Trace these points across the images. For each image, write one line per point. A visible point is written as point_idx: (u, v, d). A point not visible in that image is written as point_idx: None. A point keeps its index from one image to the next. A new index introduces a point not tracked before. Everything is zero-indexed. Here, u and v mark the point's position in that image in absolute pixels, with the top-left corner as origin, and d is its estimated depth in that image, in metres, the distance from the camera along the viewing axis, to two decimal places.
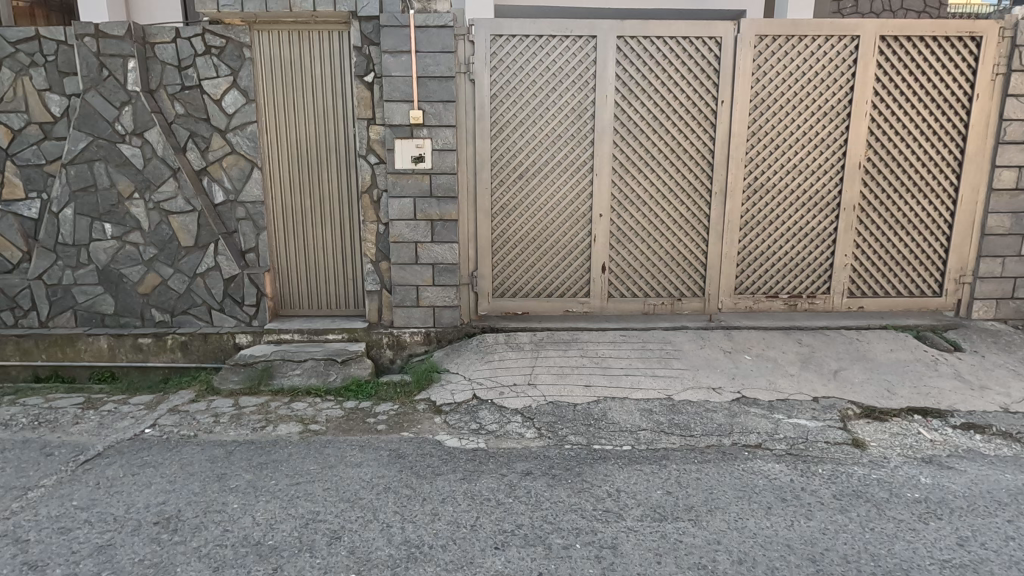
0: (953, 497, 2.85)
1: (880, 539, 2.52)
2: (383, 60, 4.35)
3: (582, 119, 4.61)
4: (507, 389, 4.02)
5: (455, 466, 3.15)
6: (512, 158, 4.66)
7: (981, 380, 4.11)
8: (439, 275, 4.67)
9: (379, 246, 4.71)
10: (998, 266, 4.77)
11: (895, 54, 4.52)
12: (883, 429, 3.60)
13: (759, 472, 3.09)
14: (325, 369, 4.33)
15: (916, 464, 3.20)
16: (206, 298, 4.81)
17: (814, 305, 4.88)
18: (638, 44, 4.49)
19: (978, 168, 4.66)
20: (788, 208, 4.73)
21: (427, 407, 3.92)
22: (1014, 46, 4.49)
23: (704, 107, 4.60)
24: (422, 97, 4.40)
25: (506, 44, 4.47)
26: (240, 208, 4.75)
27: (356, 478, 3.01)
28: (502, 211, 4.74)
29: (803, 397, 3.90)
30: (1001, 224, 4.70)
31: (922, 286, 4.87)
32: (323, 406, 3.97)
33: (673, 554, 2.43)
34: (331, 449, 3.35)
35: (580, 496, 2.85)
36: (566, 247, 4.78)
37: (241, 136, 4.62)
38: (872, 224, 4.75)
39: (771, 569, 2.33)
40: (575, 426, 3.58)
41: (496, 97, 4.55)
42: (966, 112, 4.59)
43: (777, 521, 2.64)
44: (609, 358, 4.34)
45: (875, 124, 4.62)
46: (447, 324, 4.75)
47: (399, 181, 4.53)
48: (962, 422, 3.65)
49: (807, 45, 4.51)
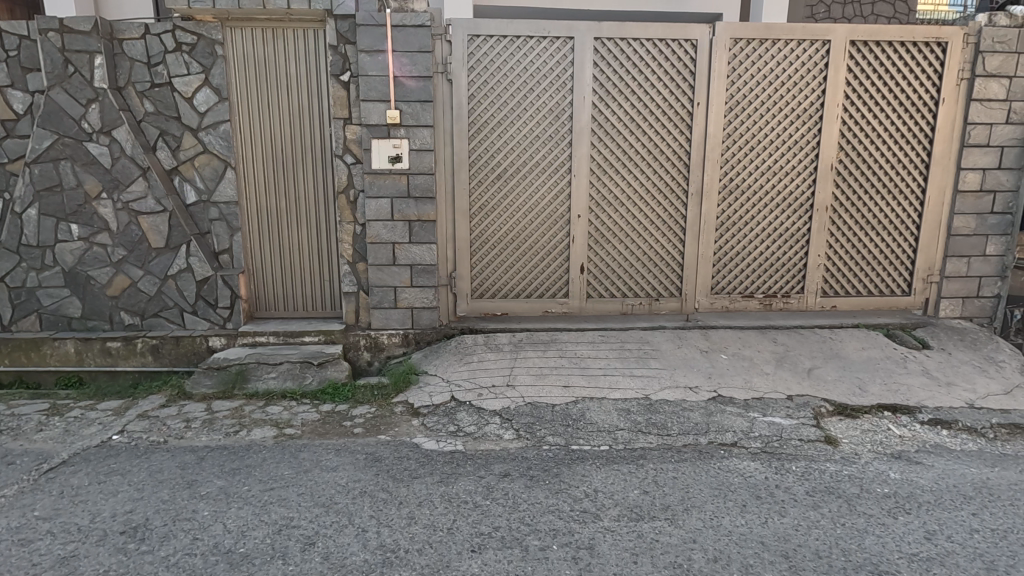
0: (920, 492, 2.92)
1: (851, 534, 2.56)
2: (359, 59, 4.30)
3: (560, 120, 4.62)
4: (486, 390, 4.00)
5: (432, 469, 3.12)
6: (490, 158, 4.64)
7: (948, 376, 4.23)
8: (417, 276, 4.64)
9: (356, 246, 4.66)
10: (964, 266, 4.90)
11: (865, 59, 4.62)
12: (854, 426, 3.68)
13: (734, 470, 3.13)
14: (301, 372, 4.26)
15: (886, 460, 3.27)
16: (178, 300, 4.70)
17: (789, 305, 4.95)
18: (615, 45, 4.52)
19: (944, 171, 4.79)
20: (762, 208, 4.80)
21: (404, 410, 3.89)
22: (977, 52, 4.62)
23: (681, 109, 4.64)
24: (399, 97, 4.37)
25: (484, 45, 4.45)
26: (213, 208, 4.65)
27: (332, 482, 2.97)
28: (480, 212, 4.72)
29: (777, 396, 3.95)
30: (966, 225, 4.83)
31: (892, 285, 4.98)
32: (299, 410, 3.91)
33: (649, 553, 2.44)
34: (306, 453, 3.30)
35: (558, 497, 2.85)
36: (545, 247, 4.78)
37: (213, 135, 4.53)
38: (844, 225, 4.85)
39: (746, 566, 2.36)
40: (554, 427, 3.59)
41: (475, 97, 4.53)
42: (933, 116, 4.71)
43: (751, 518, 2.68)
44: (588, 358, 4.36)
45: (846, 126, 4.71)
46: (425, 325, 4.72)
47: (376, 182, 4.48)
48: (929, 418, 3.74)
49: (781, 49, 4.58)
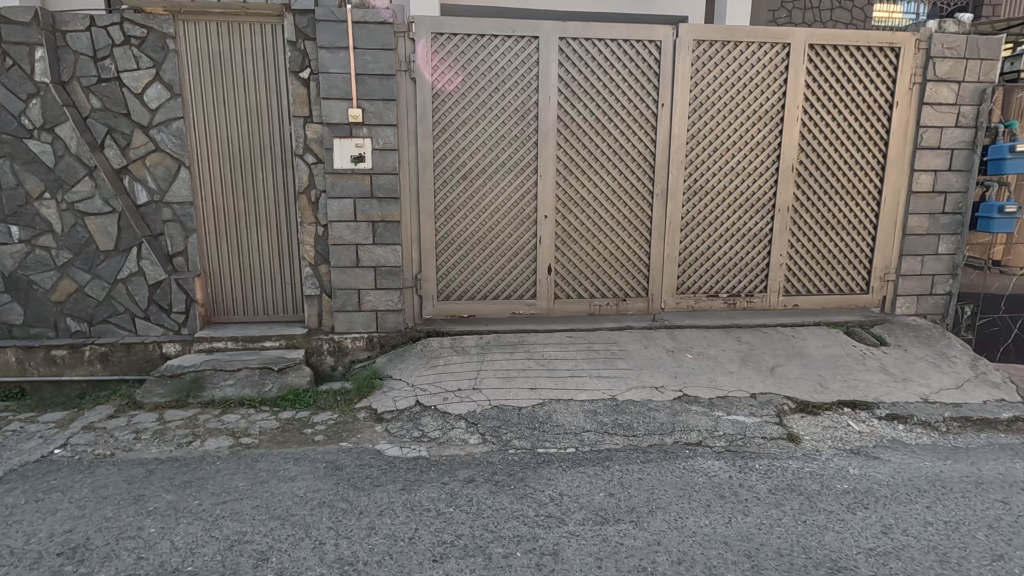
0: (878, 487, 2.98)
1: (812, 531, 2.59)
2: (319, 56, 4.18)
3: (525, 120, 4.58)
4: (452, 394, 3.92)
5: (395, 476, 3.04)
6: (455, 158, 4.58)
7: (904, 372, 4.35)
8: (382, 278, 4.55)
9: (317, 248, 4.53)
10: (918, 264, 5.05)
11: (823, 62, 4.72)
12: (816, 423, 3.74)
13: (699, 469, 3.14)
14: (260, 378, 4.12)
15: (845, 456, 3.33)
16: (129, 305, 4.50)
17: (752, 304, 5.03)
18: (579, 45, 4.51)
19: (899, 172, 4.92)
20: (725, 208, 4.86)
21: (368, 416, 3.79)
22: (928, 57, 4.77)
23: (646, 110, 4.66)
24: (361, 95, 4.27)
25: (448, 43, 4.39)
26: (166, 209, 4.46)
27: (289, 493, 2.86)
28: (446, 212, 4.65)
29: (741, 394, 3.98)
30: (920, 225, 4.98)
31: (852, 284, 5.10)
32: (257, 418, 3.77)
33: (613, 557, 2.41)
34: (263, 463, 3.18)
35: (522, 502, 2.81)
36: (513, 248, 4.74)
37: (165, 133, 4.35)
38: (804, 225, 4.95)
39: (709, 567, 2.35)
40: (520, 430, 3.54)
41: (439, 96, 4.46)
42: (888, 118, 4.84)
43: (714, 518, 2.68)
44: (556, 360, 4.32)
45: (806, 128, 4.81)
46: (391, 328, 4.63)
47: (338, 182, 4.37)
48: (887, 413, 3.84)
49: (742, 51, 4.65)
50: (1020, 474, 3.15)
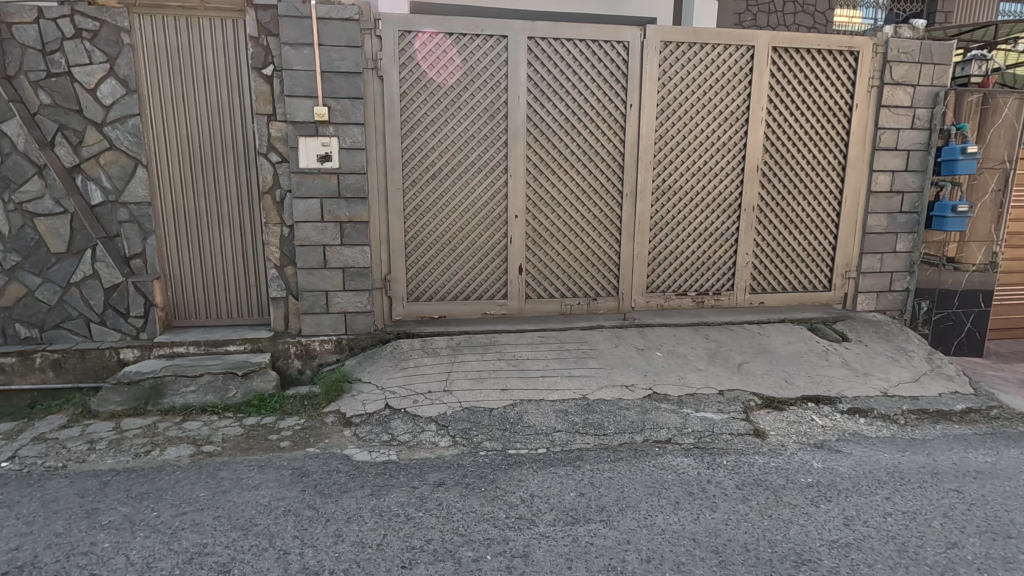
0: (841, 479, 3.06)
1: (777, 525, 2.64)
2: (283, 52, 4.08)
3: (495, 119, 4.56)
4: (422, 396, 3.87)
5: (363, 482, 2.99)
6: (424, 158, 4.53)
7: (865, 367, 4.48)
8: (350, 280, 4.47)
9: (283, 249, 4.42)
10: (877, 262, 5.21)
11: (785, 65, 4.83)
12: (781, 418, 3.82)
13: (668, 466, 3.17)
14: (224, 384, 4.00)
15: (809, 450, 3.41)
16: (84, 309, 4.31)
17: (720, 302, 5.11)
18: (548, 45, 4.50)
19: (859, 172, 5.06)
20: (693, 208, 4.93)
21: (336, 420, 3.72)
22: (886, 61, 4.92)
23: (615, 110, 4.69)
24: (326, 93, 4.18)
25: (416, 41, 4.34)
26: (123, 209, 4.29)
27: (252, 502, 2.78)
28: (415, 212, 4.59)
29: (709, 391, 4.04)
30: (879, 224, 5.13)
31: (815, 281, 5.22)
32: (220, 425, 3.66)
33: (584, 557, 2.41)
34: (226, 472, 3.08)
35: (493, 504, 2.79)
36: (483, 248, 4.71)
37: (121, 130, 4.18)
38: (769, 225, 5.05)
39: (677, 564, 2.37)
40: (491, 432, 3.52)
41: (407, 95, 4.41)
42: (848, 120, 4.97)
43: (683, 515, 2.71)
44: (527, 360, 4.31)
45: (770, 129, 4.91)
46: (360, 330, 4.55)
47: (303, 182, 4.27)
48: (849, 407, 3.95)
49: (708, 53, 4.72)
50: (973, 464, 3.27)
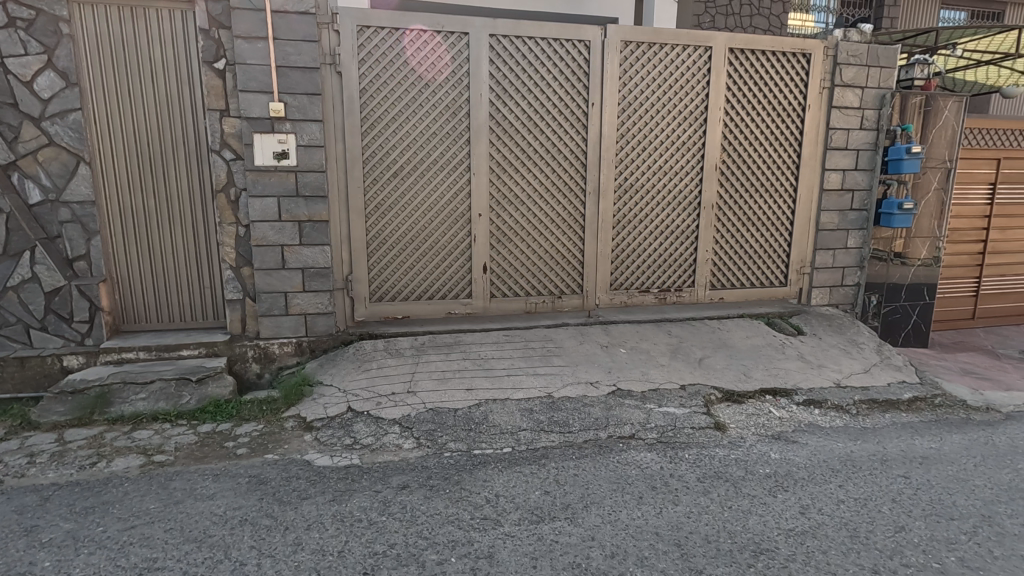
0: (796, 469, 3.15)
1: (736, 516, 2.70)
2: (235, 46, 3.94)
3: (457, 117, 4.51)
4: (385, 398, 3.81)
5: (324, 487, 2.92)
6: (385, 156, 4.45)
7: (819, 359, 4.64)
8: (310, 281, 4.36)
9: (239, 249, 4.28)
10: (830, 258, 5.39)
11: (741, 66, 4.95)
12: (741, 411, 3.92)
13: (632, 462, 3.21)
14: (177, 391, 3.84)
15: (767, 441, 3.51)
16: (23, 315, 4.08)
17: (681, 298, 5.21)
18: (510, 43, 4.49)
19: (812, 171, 5.23)
20: (654, 206, 5.00)
21: (296, 425, 3.62)
22: (836, 64, 5.09)
23: (576, 109, 4.72)
24: (282, 88, 4.07)
25: (375, 36, 4.25)
26: (64, 208, 4.05)
27: (207, 513, 2.68)
28: (377, 211, 4.51)
29: (672, 385, 4.11)
30: (831, 221, 5.32)
31: (772, 277, 5.37)
32: (173, 433, 3.51)
33: (548, 556, 2.41)
34: (178, 482, 2.96)
35: (458, 505, 2.76)
36: (447, 247, 4.67)
37: (60, 125, 3.94)
38: (727, 222, 5.17)
39: (641, 559, 2.39)
40: (456, 432, 3.49)
41: (367, 91, 4.32)
42: (801, 121, 5.13)
43: (646, 510, 2.74)
44: (492, 359, 4.29)
45: (727, 129, 5.02)
46: (321, 332, 4.45)
47: (260, 180, 4.14)
48: (804, 398, 4.08)
49: (668, 53, 4.79)
50: (919, 450, 3.43)
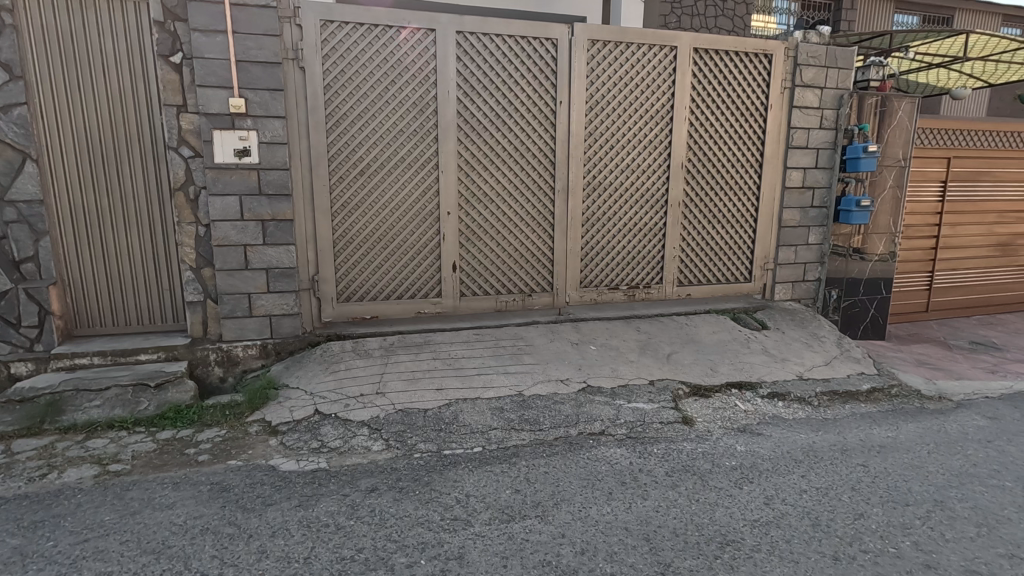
0: (761, 461, 3.22)
1: (704, 509, 2.74)
2: (192, 39, 3.82)
3: (425, 114, 4.46)
4: (353, 400, 3.74)
5: (290, 493, 2.85)
6: (351, 153, 4.37)
7: (783, 353, 4.76)
8: (275, 281, 4.26)
9: (199, 249, 4.15)
10: (792, 254, 5.54)
11: (705, 66, 5.03)
12: (708, 405, 3.99)
13: (601, 458, 3.23)
14: (134, 397, 3.70)
15: (733, 434, 3.58)
16: None
17: (650, 295, 5.27)
18: (477, 40, 4.46)
19: (774, 169, 5.36)
20: (623, 203, 5.04)
21: (260, 429, 3.53)
22: (796, 64, 5.22)
23: (545, 107, 4.72)
24: (243, 83, 3.96)
25: (339, 31, 4.17)
26: (9, 208, 3.85)
27: (166, 523, 2.59)
28: (343, 210, 4.42)
29: (641, 381, 4.16)
30: (793, 218, 5.46)
31: (737, 273, 5.48)
32: (129, 441, 3.38)
33: (519, 554, 2.40)
34: (135, 492, 2.85)
35: (427, 507, 2.73)
36: (416, 246, 4.62)
37: (4, 120, 3.74)
38: (694, 219, 5.25)
39: (611, 554, 2.41)
40: (426, 433, 3.46)
41: (331, 87, 4.23)
42: (764, 120, 5.24)
43: (616, 505, 2.76)
44: (462, 359, 4.26)
45: (693, 128, 5.10)
46: (287, 334, 4.35)
47: (220, 178, 4.02)
48: (768, 391, 4.18)
49: (634, 52, 4.83)
50: (877, 439, 3.54)
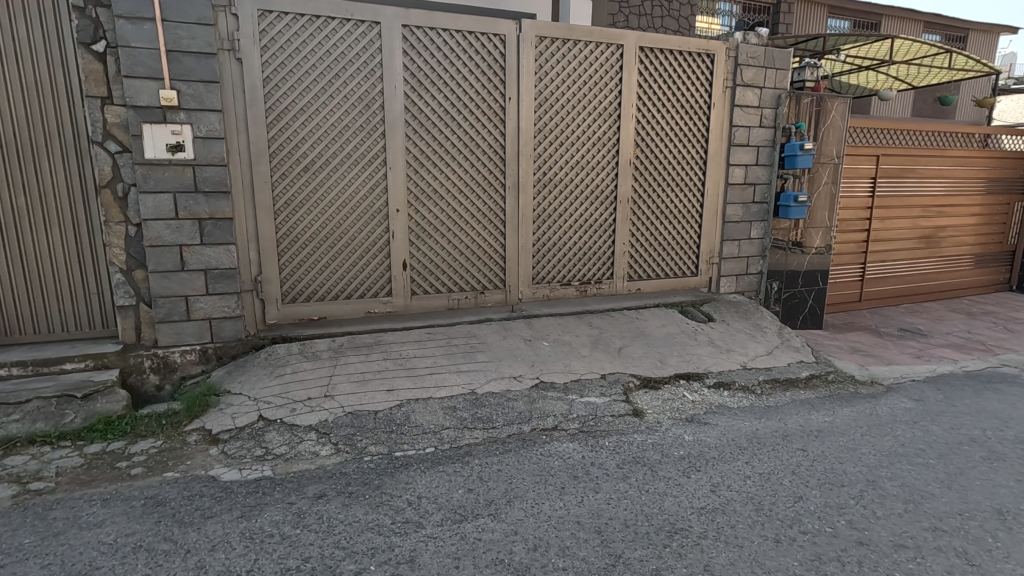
0: (707, 449, 3.32)
1: (653, 499, 2.79)
2: (116, 27, 3.59)
3: (371, 109, 4.35)
4: (300, 404, 3.62)
5: (231, 504, 2.72)
6: (294, 149, 4.21)
7: (728, 344, 4.92)
8: (214, 283, 4.07)
9: (130, 250, 3.91)
10: (736, 249, 5.73)
11: (651, 65, 5.13)
12: (657, 397, 4.08)
13: (554, 453, 3.25)
14: (58, 409, 3.45)
15: (681, 425, 3.67)
16: None
17: (601, 290, 5.33)
18: (424, 34, 4.38)
19: (718, 166, 5.52)
20: (573, 199, 5.08)
21: (200, 438, 3.36)
22: (737, 64, 5.40)
23: (494, 103, 4.70)
24: (175, 74, 3.75)
25: (278, 22, 4.01)
26: None
27: (93, 543, 2.42)
28: (286, 207, 4.26)
29: (593, 375, 4.21)
30: (736, 213, 5.64)
31: (684, 267, 5.62)
32: (53, 456, 3.15)
33: (471, 554, 2.38)
34: (58, 511, 2.66)
35: (378, 511, 2.67)
36: (364, 244, 4.50)
37: None
38: (642, 215, 5.35)
39: (563, 549, 2.42)
40: (376, 436, 3.38)
41: (270, 80, 4.06)
42: (707, 118, 5.39)
43: (568, 500, 2.78)
44: (414, 358, 4.19)
45: (640, 125, 5.19)
46: (228, 338, 4.17)
47: (151, 174, 3.80)
48: (714, 381, 4.31)
49: (582, 50, 4.87)
50: (815, 424, 3.71)
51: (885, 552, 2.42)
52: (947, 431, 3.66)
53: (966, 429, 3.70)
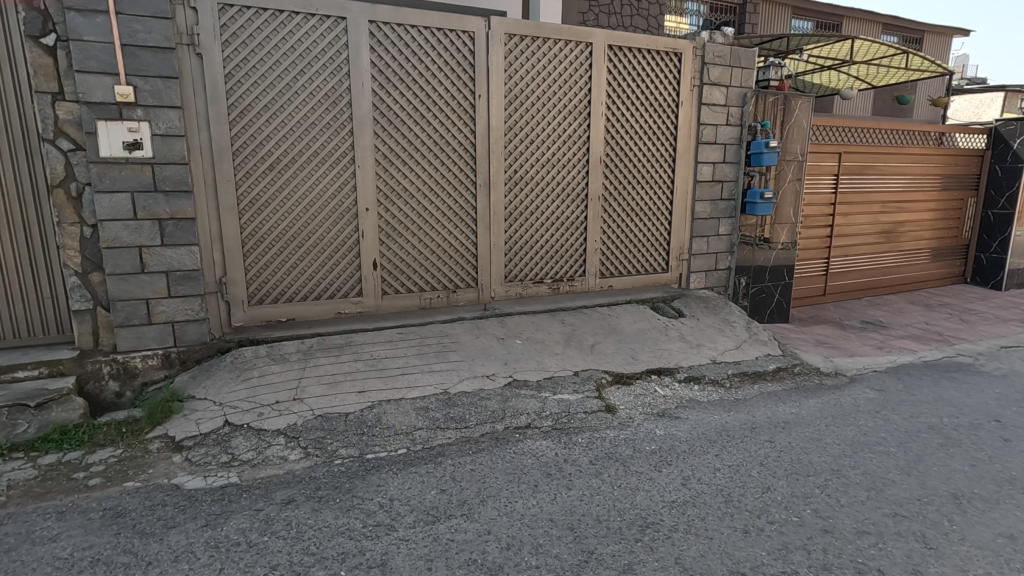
0: (678, 443, 3.36)
1: (625, 494, 2.82)
2: (67, 19, 3.44)
3: (338, 106, 4.27)
4: (268, 408, 3.54)
5: (195, 513, 2.64)
6: (258, 147, 4.10)
7: (698, 339, 5.00)
8: (176, 285, 3.95)
9: (85, 252, 3.76)
10: (704, 245, 5.82)
11: (620, 63, 5.17)
12: (629, 392, 4.12)
13: (527, 451, 3.25)
14: (10, 419, 3.30)
15: (653, 419, 3.71)
16: None
17: (573, 287, 5.35)
18: (391, 30, 4.33)
19: (687, 163, 5.59)
20: (544, 197, 5.08)
21: (163, 446, 3.25)
22: (704, 63, 5.47)
23: (463, 100, 4.67)
24: (131, 69, 3.61)
25: (240, 16, 3.90)
26: None
27: (47, 559, 2.32)
28: (251, 207, 4.15)
29: (566, 372, 4.22)
30: (704, 210, 5.73)
31: (655, 264, 5.69)
32: (5, 469, 3.01)
33: (444, 556, 2.36)
34: (10, 527, 2.54)
35: (348, 515, 2.63)
36: (333, 244, 4.42)
37: None
38: (613, 213, 5.39)
39: (536, 546, 2.42)
40: (347, 438, 3.33)
41: (232, 76, 3.95)
42: (676, 116, 5.46)
43: (541, 497, 2.78)
44: (385, 359, 4.14)
45: (609, 123, 5.23)
46: (193, 341, 4.05)
47: (107, 173, 3.66)
48: (685, 376, 4.37)
49: (552, 48, 4.87)
50: (782, 416, 3.79)
51: (848, 539, 2.49)
52: (906, 419, 3.78)
53: (924, 417, 3.83)
